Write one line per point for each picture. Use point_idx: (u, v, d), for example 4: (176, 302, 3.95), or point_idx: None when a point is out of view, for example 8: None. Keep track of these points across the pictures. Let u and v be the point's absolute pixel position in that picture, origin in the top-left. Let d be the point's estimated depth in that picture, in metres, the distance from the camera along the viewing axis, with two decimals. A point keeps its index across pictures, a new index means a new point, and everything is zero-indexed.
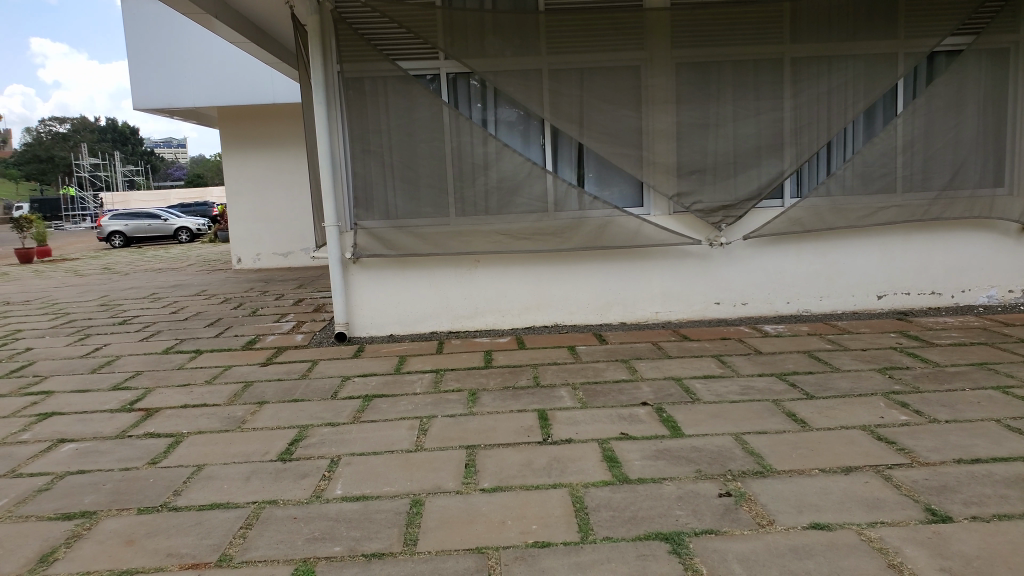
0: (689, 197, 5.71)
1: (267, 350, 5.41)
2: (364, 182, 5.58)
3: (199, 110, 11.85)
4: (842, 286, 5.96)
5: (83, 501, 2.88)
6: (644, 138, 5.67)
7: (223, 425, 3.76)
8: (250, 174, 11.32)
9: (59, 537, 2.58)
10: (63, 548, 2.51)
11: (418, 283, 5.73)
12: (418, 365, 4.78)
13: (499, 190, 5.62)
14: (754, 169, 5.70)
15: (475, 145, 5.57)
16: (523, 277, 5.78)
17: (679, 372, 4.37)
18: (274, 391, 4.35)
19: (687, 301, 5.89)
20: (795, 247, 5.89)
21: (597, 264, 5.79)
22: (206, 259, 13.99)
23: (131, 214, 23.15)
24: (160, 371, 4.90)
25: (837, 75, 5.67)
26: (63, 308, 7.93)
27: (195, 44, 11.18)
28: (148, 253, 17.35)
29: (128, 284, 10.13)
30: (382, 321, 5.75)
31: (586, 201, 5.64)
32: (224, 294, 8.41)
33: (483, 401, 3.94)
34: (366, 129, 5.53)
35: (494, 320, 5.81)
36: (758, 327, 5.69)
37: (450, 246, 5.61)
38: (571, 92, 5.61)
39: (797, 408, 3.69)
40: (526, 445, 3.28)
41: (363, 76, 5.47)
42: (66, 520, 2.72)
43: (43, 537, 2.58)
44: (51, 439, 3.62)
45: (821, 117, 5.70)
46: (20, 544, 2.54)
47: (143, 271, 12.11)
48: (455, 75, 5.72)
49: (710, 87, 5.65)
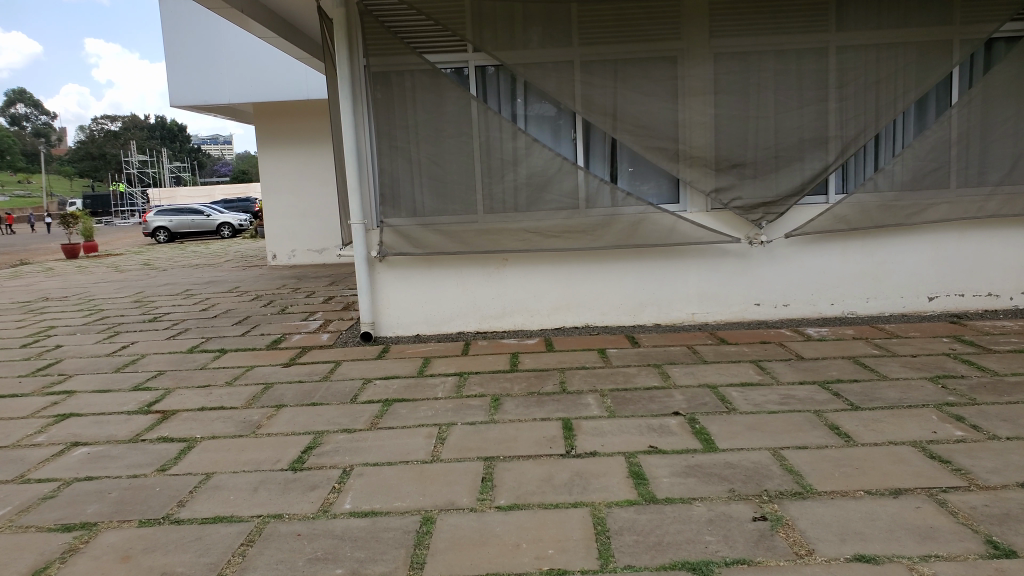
0: (727, 193, 5.44)
1: (293, 350, 5.37)
2: (391, 179, 5.48)
3: (235, 107, 11.95)
4: (891, 287, 5.61)
5: (85, 511, 2.84)
6: (680, 131, 5.42)
7: (237, 430, 3.70)
8: (285, 171, 11.41)
9: (56, 551, 2.54)
10: (58, 563, 2.46)
11: (445, 282, 5.61)
12: (443, 368, 4.66)
13: (528, 186, 5.46)
14: (796, 164, 5.41)
15: (504, 140, 5.41)
16: (553, 276, 5.60)
17: (714, 379, 4.15)
18: (295, 393, 4.28)
19: (725, 302, 5.63)
20: (840, 245, 5.57)
21: (630, 263, 5.58)
22: (243, 255, 14.18)
23: (176, 210, 23.69)
24: (182, 372, 4.88)
25: (888, 62, 5.32)
26: (100, 305, 8.08)
27: (228, 41, 11.18)
28: (190, 249, 17.71)
29: (164, 280, 10.30)
30: (408, 321, 5.65)
31: (619, 197, 5.45)
32: (256, 291, 8.45)
33: (506, 408, 3.80)
34: (394, 125, 5.42)
35: (523, 320, 5.65)
36: (800, 329, 5.40)
37: (477, 244, 5.47)
38: (603, 84, 5.39)
39: (841, 421, 3.44)
40: (548, 458, 3.12)
41: (391, 70, 5.36)
42: (65, 531, 2.68)
43: (39, 550, 2.55)
44: (64, 442, 3.62)
45: (871, 107, 5.37)
46: (16, 557, 2.51)
47: (181, 268, 12.33)
48: (483, 68, 5.56)
49: (749, 78, 5.36)
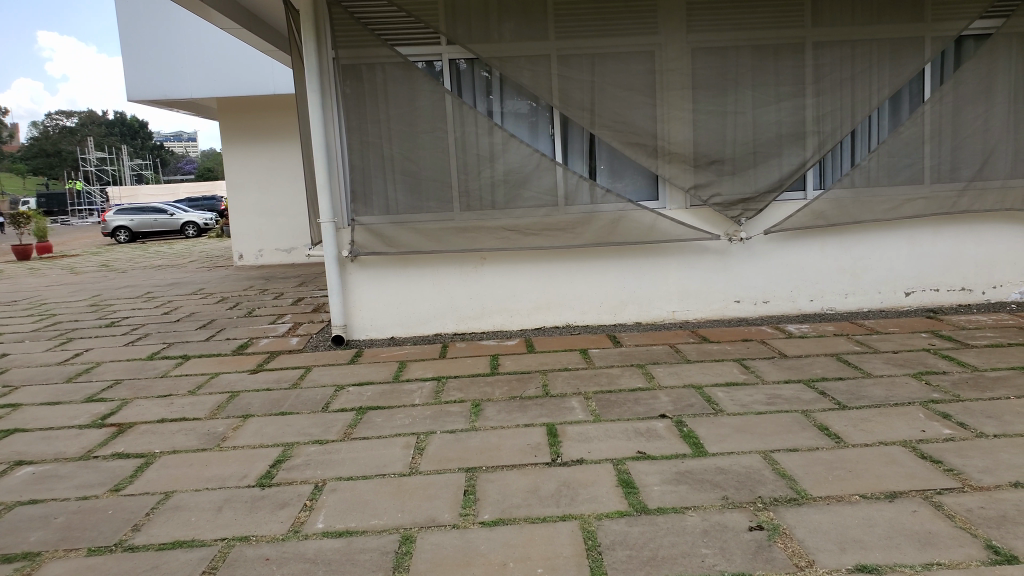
0: (706, 189, 5.37)
1: (260, 356, 5.14)
2: (362, 176, 5.28)
3: (198, 102, 11.54)
4: (869, 282, 5.61)
5: (27, 540, 2.62)
6: (658, 127, 5.32)
7: (200, 443, 3.49)
8: (251, 169, 11.06)
9: None
10: None
11: (421, 283, 5.43)
12: (419, 372, 4.49)
13: (505, 183, 5.31)
14: (775, 160, 5.36)
15: (480, 135, 5.25)
16: (532, 275, 5.47)
17: (699, 380, 4.06)
18: (263, 402, 4.07)
19: (705, 299, 5.57)
20: (818, 241, 5.55)
21: (610, 261, 5.48)
22: (208, 256, 13.75)
23: (138, 208, 22.94)
24: (140, 381, 4.62)
25: (864, 57, 5.30)
26: (52, 309, 7.69)
27: (187, 32, 10.74)
28: (153, 250, 17.14)
29: (123, 282, 9.89)
30: (383, 323, 5.45)
31: (598, 194, 5.33)
32: (222, 293, 8.14)
33: (487, 414, 3.65)
34: (365, 120, 5.22)
35: (501, 321, 5.51)
36: (781, 326, 5.36)
37: (453, 243, 5.31)
38: (580, 77, 5.26)
39: (829, 421, 3.37)
40: (532, 468, 2.99)
41: (361, 63, 5.16)
42: (3, 564, 2.46)
43: None
44: (5, 462, 3.37)
45: (848, 103, 5.34)
46: None
47: (143, 269, 11.88)
48: (457, 61, 5.38)
49: (727, 72, 5.29)
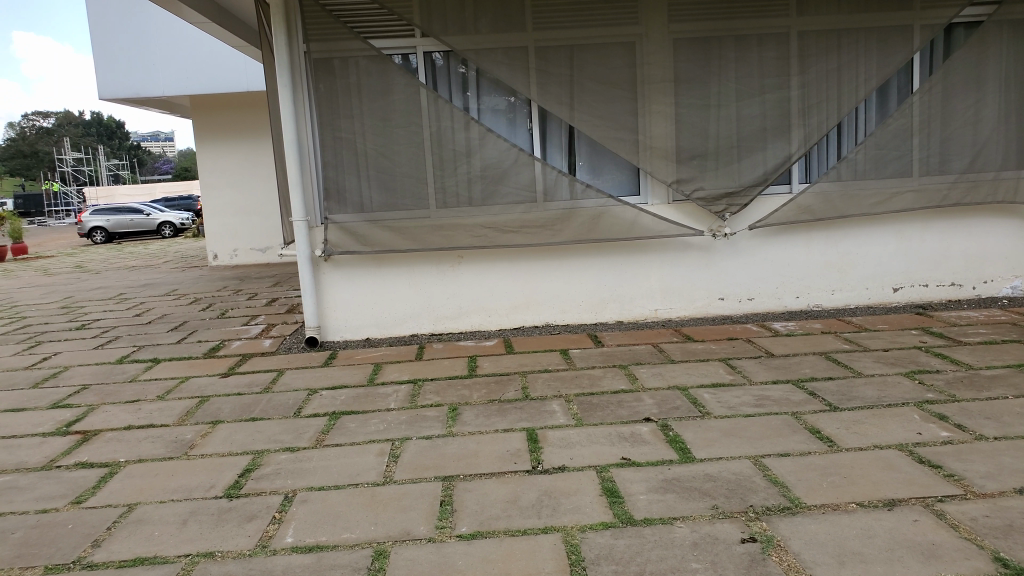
0: (690, 184, 5.23)
1: (232, 358, 4.91)
2: (334, 172, 5.08)
3: (170, 99, 11.21)
4: (854, 279, 5.51)
5: None
6: (640, 121, 5.17)
7: (168, 452, 3.27)
8: (226, 167, 10.78)
9: None
10: None
11: (397, 282, 5.24)
12: (394, 375, 4.29)
13: (482, 179, 5.13)
14: (759, 153, 5.24)
15: (456, 130, 5.07)
16: (511, 273, 5.30)
17: (684, 381, 3.91)
18: (233, 407, 3.86)
19: (689, 297, 5.44)
20: (803, 237, 5.44)
21: (591, 258, 5.33)
22: (184, 256, 13.42)
23: (112, 208, 22.41)
24: (109, 385, 4.38)
25: (848, 50, 5.20)
26: (19, 311, 7.38)
27: (158, 27, 10.39)
28: (127, 250, 16.73)
29: (96, 283, 9.57)
30: (357, 323, 5.26)
31: (578, 190, 5.17)
32: (195, 294, 7.87)
33: (464, 419, 3.47)
34: (337, 114, 5.02)
35: (480, 321, 5.34)
36: (766, 324, 5.24)
37: (429, 241, 5.12)
38: (559, 71, 5.10)
39: (821, 423, 3.24)
40: (512, 476, 2.82)
41: (332, 54, 4.95)
42: None
43: None
44: None
45: (832, 96, 5.23)
46: None
47: (116, 269, 11.54)
48: (432, 54, 5.20)
49: (709, 65, 5.16)
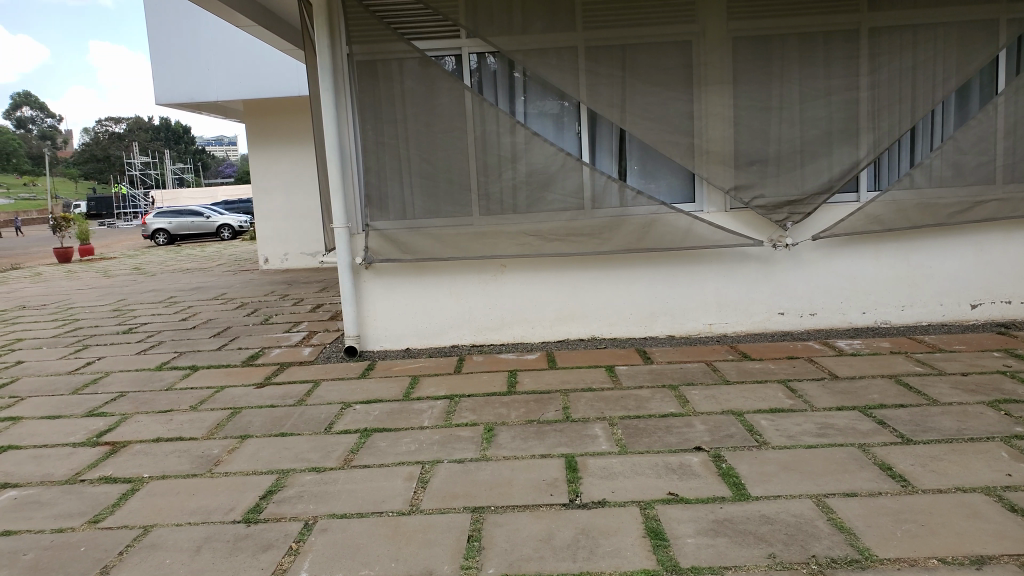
0: (748, 191, 4.92)
1: (270, 368, 4.86)
2: (377, 178, 4.98)
3: (225, 105, 11.44)
4: (929, 294, 5.08)
5: None
6: (694, 124, 4.89)
7: (192, 468, 3.20)
8: (277, 172, 10.94)
9: None
10: None
11: (438, 291, 5.11)
12: (430, 390, 4.13)
13: (528, 185, 4.95)
14: (823, 159, 4.89)
15: (501, 134, 4.90)
16: (555, 283, 5.10)
17: (739, 406, 3.62)
18: (264, 421, 3.78)
19: (746, 311, 5.12)
20: (872, 248, 5.05)
21: (641, 269, 5.07)
22: (237, 259, 13.72)
23: (175, 211, 23.26)
24: (144, 393, 4.39)
25: (925, 46, 4.79)
26: (75, 314, 7.61)
27: (215, 35, 10.61)
28: (185, 252, 17.26)
29: (149, 286, 9.82)
30: (397, 333, 5.15)
31: (628, 196, 4.94)
32: (242, 299, 7.96)
33: (499, 441, 3.29)
34: (380, 119, 4.93)
35: (523, 332, 5.15)
36: (830, 342, 4.87)
37: (471, 249, 4.97)
38: (609, 72, 4.87)
39: (893, 459, 2.92)
40: (547, 510, 2.62)
41: (376, 58, 4.86)
42: None
43: None
44: None
45: (906, 95, 4.83)
46: None
47: (171, 272, 11.86)
48: (478, 58, 5.05)
49: (771, 64, 4.84)
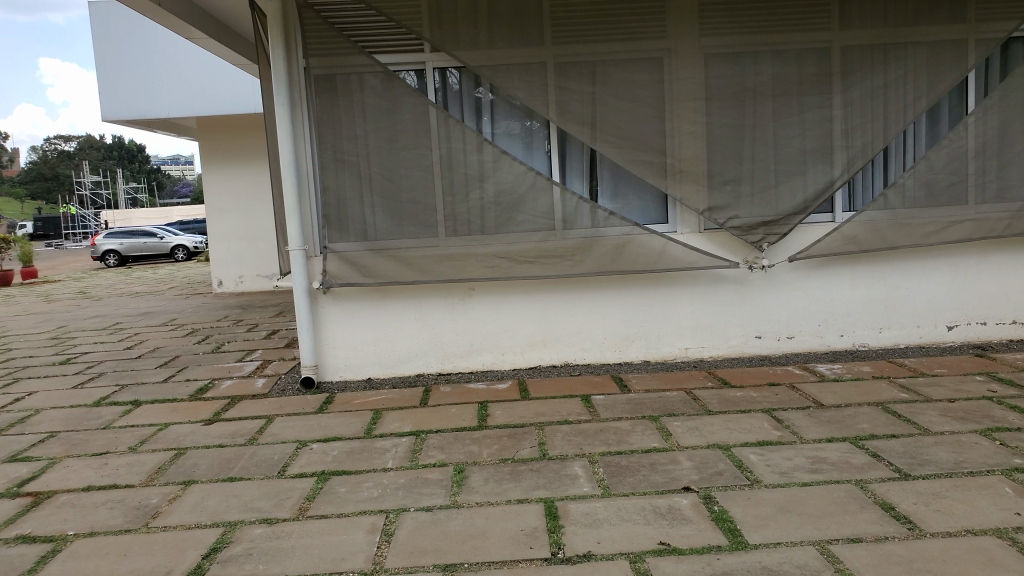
0: (723, 212, 4.78)
1: (218, 402, 4.46)
2: (335, 197, 4.69)
3: (176, 121, 10.95)
4: (904, 316, 5.02)
5: None
6: (668, 142, 4.75)
7: (125, 522, 2.80)
8: (230, 192, 10.50)
9: None
10: None
11: (403, 316, 4.81)
12: (394, 426, 3.81)
13: (496, 205, 4.71)
14: (798, 179, 4.79)
15: (468, 152, 4.66)
16: (526, 308, 4.85)
17: (726, 439, 3.41)
18: (210, 463, 3.40)
19: (723, 335, 4.95)
20: (848, 269, 4.97)
21: (615, 292, 4.87)
22: (191, 281, 13.12)
23: (127, 232, 22.34)
24: (79, 433, 3.95)
25: (896, 65, 4.75)
26: (7, 343, 7.03)
27: (166, 49, 10.16)
28: (137, 275, 16.50)
29: (93, 312, 9.22)
30: (358, 362, 4.81)
31: (600, 217, 4.73)
32: (192, 324, 7.50)
33: (471, 485, 3.00)
34: (339, 135, 4.64)
35: (493, 359, 4.88)
36: (810, 366, 4.73)
37: (438, 273, 4.69)
38: (581, 88, 4.70)
39: (893, 497, 2.73)
40: (526, 567, 2.33)
41: (334, 71, 4.59)
42: None
43: None
44: None
45: (879, 115, 4.78)
46: None
47: (119, 296, 11.23)
48: (442, 72, 4.83)
49: (744, 82, 4.74)
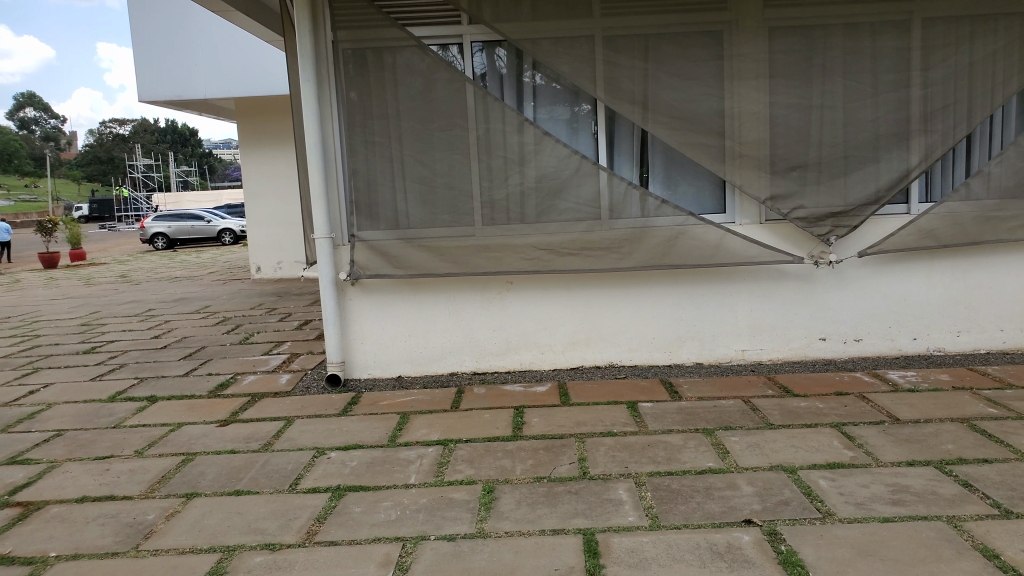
0: (786, 201, 4.33)
1: (238, 400, 4.27)
2: (366, 183, 4.40)
3: (214, 103, 10.84)
4: (989, 318, 4.49)
5: None
6: (727, 123, 4.30)
7: (114, 542, 2.60)
8: (270, 177, 10.40)
9: None
10: None
11: (436, 310, 4.52)
12: (422, 432, 3.53)
13: (537, 192, 4.35)
14: (871, 166, 4.30)
15: (507, 133, 4.31)
16: (567, 303, 4.50)
17: (791, 459, 3.02)
18: (218, 472, 3.21)
19: (783, 336, 4.52)
20: (925, 265, 4.47)
21: (665, 287, 4.48)
22: (231, 266, 13.15)
23: (174, 215, 22.73)
24: (86, 433, 3.81)
25: (987, 37, 4.20)
26: (39, 329, 7.02)
27: (202, 29, 9.98)
28: (182, 258, 16.71)
29: (129, 297, 9.25)
30: (389, 359, 4.56)
31: (650, 206, 4.34)
32: (224, 312, 7.39)
33: (500, 509, 2.69)
34: (371, 116, 4.35)
35: (531, 358, 4.55)
36: (882, 373, 4.26)
37: (473, 265, 4.38)
38: (631, 63, 4.29)
39: (995, 541, 2.30)
40: None
41: (365, 47, 4.29)
42: None
43: None
44: None
45: (961, 96, 4.24)
46: None
47: (158, 280, 11.29)
48: (482, 47, 4.48)
49: (813, 57, 4.25)
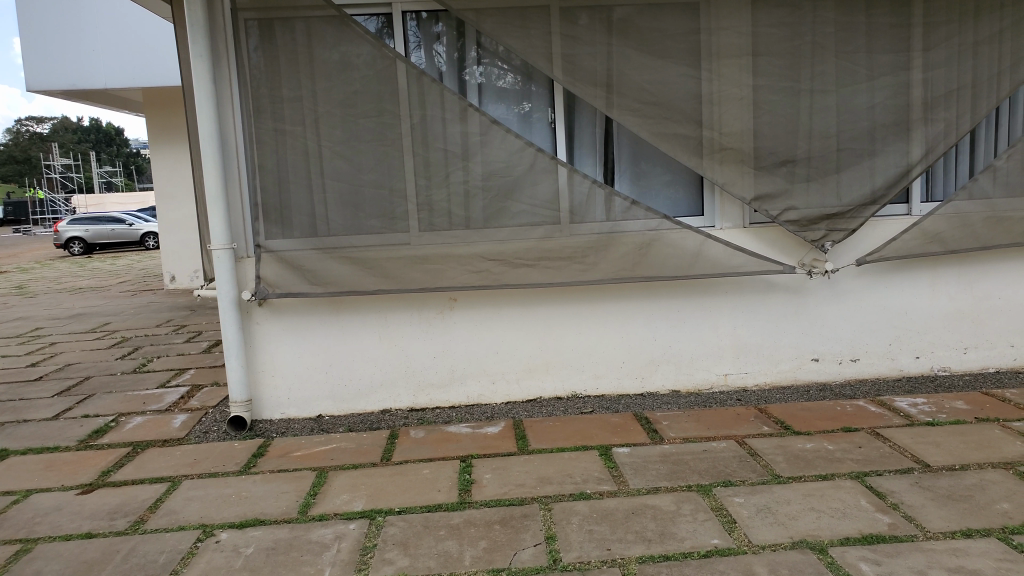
0: (775, 202, 3.71)
1: (113, 453, 3.34)
2: (275, 180, 3.56)
3: (119, 92, 9.62)
4: (993, 333, 4.01)
5: None
6: (707, 110, 3.65)
7: None
8: (186, 175, 9.30)
9: None
10: None
11: (363, 334, 3.71)
12: (342, 500, 2.72)
13: (486, 190, 3.59)
14: (868, 161, 3.73)
15: (448, 120, 3.55)
16: (524, 324, 3.77)
17: (815, 530, 2.37)
18: (57, 571, 2.30)
19: (772, 358, 3.92)
20: (927, 274, 3.95)
21: (636, 302, 3.80)
22: (147, 275, 11.86)
23: (92, 218, 20.91)
24: None
25: (990, 16, 3.70)
26: None
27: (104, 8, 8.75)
28: (94, 265, 15.17)
29: (15, 313, 7.97)
30: (306, 395, 3.72)
31: (619, 207, 3.64)
32: (123, 332, 6.33)
33: None
34: (278, 97, 3.51)
35: (481, 389, 3.80)
36: (887, 399, 3.70)
37: (410, 279, 3.60)
38: (594, 38, 3.58)
39: None
40: None
41: (269, 11, 3.45)
42: None
43: None
44: None
45: (967, 78, 3.72)
46: None
47: (58, 292, 9.95)
48: (416, 17, 3.71)
49: (802, 33, 3.65)
